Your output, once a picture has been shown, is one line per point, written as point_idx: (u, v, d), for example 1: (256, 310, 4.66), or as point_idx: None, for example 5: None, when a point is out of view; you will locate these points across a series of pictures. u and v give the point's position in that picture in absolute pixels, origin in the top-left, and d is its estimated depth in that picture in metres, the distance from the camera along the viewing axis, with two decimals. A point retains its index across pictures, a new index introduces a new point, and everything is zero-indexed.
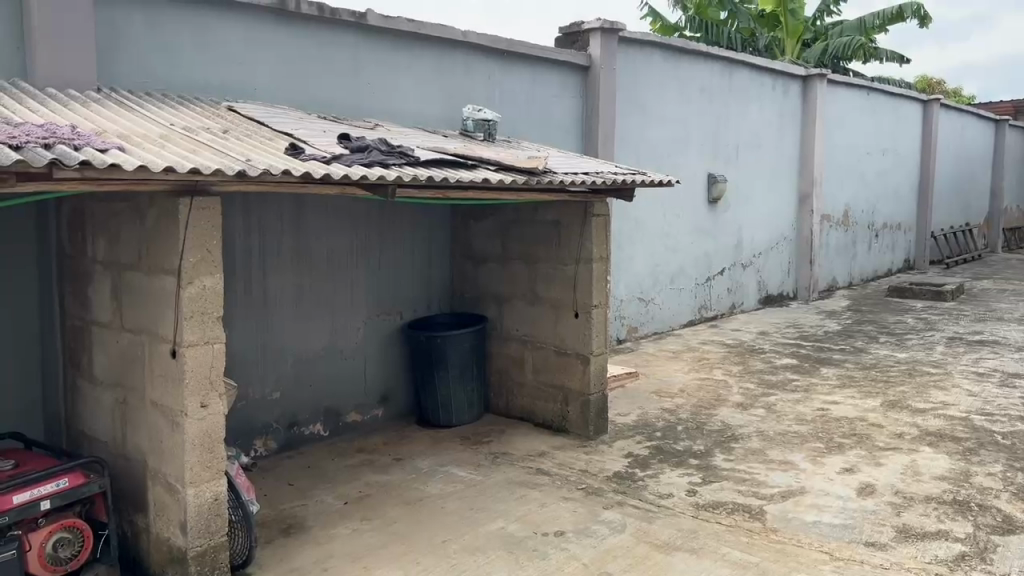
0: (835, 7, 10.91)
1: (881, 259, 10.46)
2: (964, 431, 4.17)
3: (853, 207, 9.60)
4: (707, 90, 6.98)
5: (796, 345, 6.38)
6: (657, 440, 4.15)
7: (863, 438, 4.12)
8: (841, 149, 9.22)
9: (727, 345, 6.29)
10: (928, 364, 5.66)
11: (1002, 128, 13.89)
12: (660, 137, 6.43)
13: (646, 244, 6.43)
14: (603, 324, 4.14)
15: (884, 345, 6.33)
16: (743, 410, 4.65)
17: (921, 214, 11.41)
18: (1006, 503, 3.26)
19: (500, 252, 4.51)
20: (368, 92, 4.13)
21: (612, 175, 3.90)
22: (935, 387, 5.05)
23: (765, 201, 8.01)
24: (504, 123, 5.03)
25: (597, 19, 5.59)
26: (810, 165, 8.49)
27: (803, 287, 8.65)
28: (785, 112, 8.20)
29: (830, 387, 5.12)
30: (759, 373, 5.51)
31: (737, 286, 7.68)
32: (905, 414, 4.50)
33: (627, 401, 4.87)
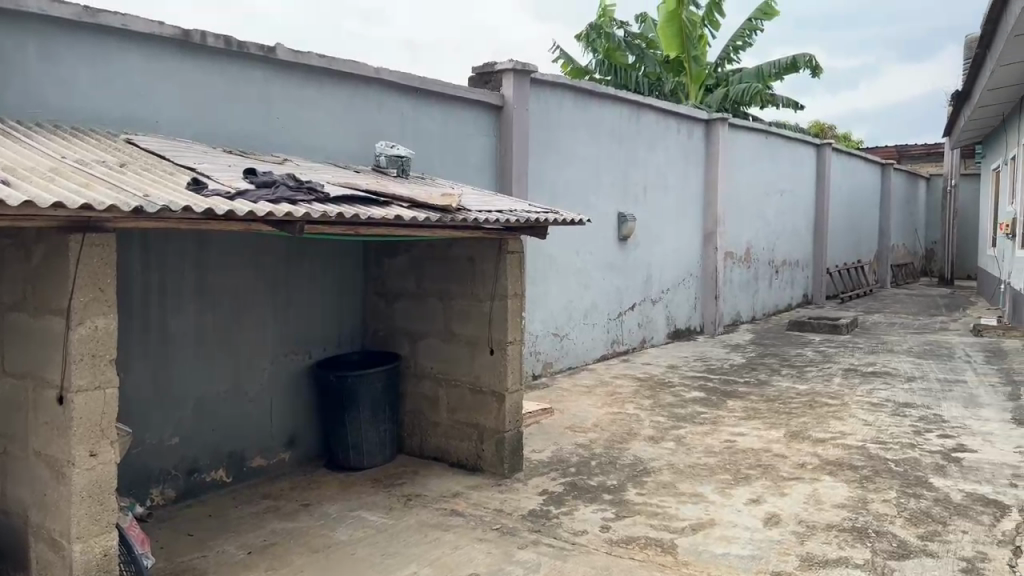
0: (736, 55, 11.51)
1: (781, 294, 10.93)
2: (861, 459, 4.35)
3: (755, 244, 10.03)
4: (617, 131, 7.18)
5: (704, 378, 6.55)
6: (571, 477, 4.15)
7: (768, 469, 4.25)
8: (742, 189, 9.64)
9: (638, 379, 6.40)
10: (827, 395, 5.91)
11: (887, 172, 14.86)
12: (571, 175, 6.55)
13: (559, 279, 6.50)
14: (518, 361, 4.14)
15: (785, 377, 6.58)
16: (655, 444, 4.72)
17: (817, 251, 12.05)
18: (900, 528, 3.40)
19: (413, 289, 4.46)
20: (277, 127, 4.05)
21: (526, 213, 3.94)
22: (833, 417, 5.27)
23: (672, 238, 8.25)
24: (417, 159, 5.02)
25: (509, 61, 5.70)
26: (714, 204, 8.84)
27: (709, 321, 8.92)
28: (690, 153, 8.53)
29: (736, 419, 5.27)
30: (670, 406, 5.62)
31: (647, 321, 7.85)
32: (806, 445, 4.67)
33: (541, 438, 4.87)
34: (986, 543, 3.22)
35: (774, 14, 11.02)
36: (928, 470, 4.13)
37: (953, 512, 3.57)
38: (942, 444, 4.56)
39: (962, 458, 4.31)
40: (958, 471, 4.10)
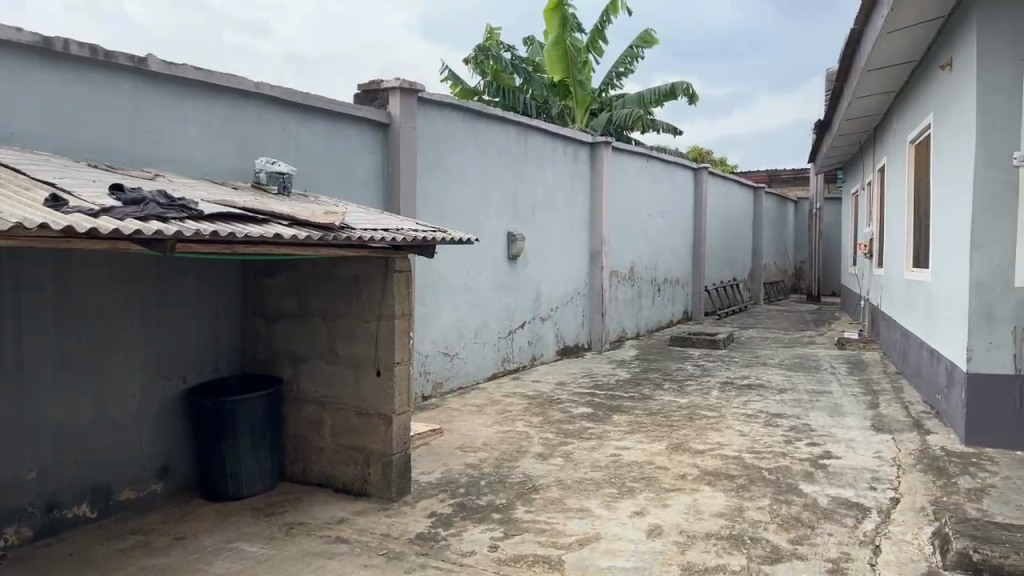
0: (618, 81, 11.91)
1: (663, 310, 11.33)
2: (737, 469, 4.54)
3: (638, 262, 10.38)
4: (505, 152, 7.27)
5: (591, 394, 6.68)
6: (460, 497, 4.13)
7: (651, 481, 4.37)
8: (626, 210, 9.96)
9: (528, 397, 6.46)
10: (706, 407, 6.16)
11: (759, 195, 15.75)
12: (460, 195, 6.58)
13: (449, 298, 6.48)
14: (405, 381, 4.09)
15: (667, 391, 6.80)
16: (543, 460, 4.77)
17: (696, 269, 12.59)
18: (773, 534, 3.57)
19: (295, 309, 4.35)
20: (148, 141, 3.86)
21: (412, 232, 3.91)
22: (712, 429, 5.50)
23: (560, 257, 8.41)
24: (300, 176, 4.90)
25: (396, 79, 5.67)
26: (600, 224, 9.08)
27: (596, 337, 9.14)
28: (577, 175, 8.73)
29: (621, 433, 5.40)
30: (558, 423, 5.69)
31: (536, 338, 7.94)
32: (686, 456, 4.84)
33: (430, 459, 4.81)
34: (849, 544, 3.43)
35: (654, 42, 11.51)
36: (798, 477, 4.37)
37: (821, 516, 3.78)
38: (810, 452, 4.84)
39: (828, 465, 4.58)
40: (824, 477, 4.35)
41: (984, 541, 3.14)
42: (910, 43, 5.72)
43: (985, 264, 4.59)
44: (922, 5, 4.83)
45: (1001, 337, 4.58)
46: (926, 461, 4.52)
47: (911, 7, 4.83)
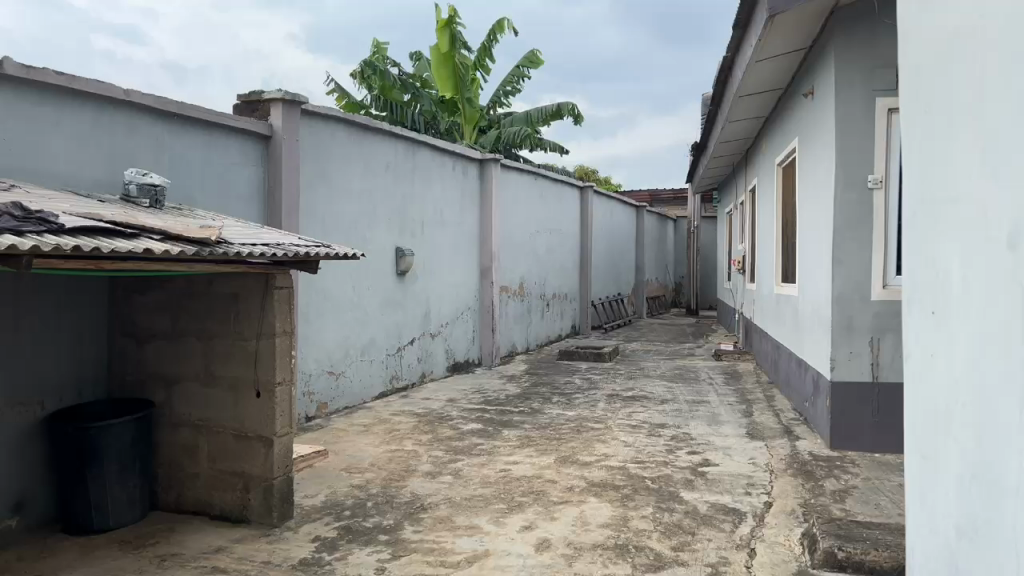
0: (506, 99, 12.09)
1: (552, 325, 11.51)
2: (622, 479, 4.65)
3: (527, 278, 10.51)
4: (393, 167, 7.20)
5: (480, 409, 6.67)
6: (346, 520, 4.02)
7: (539, 495, 4.40)
8: (514, 227, 10.06)
9: (417, 415, 6.38)
10: (592, 420, 6.28)
11: (641, 213, 16.30)
12: (345, 210, 6.45)
13: (334, 315, 6.33)
14: (286, 402, 3.95)
15: (555, 405, 6.88)
16: (432, 479, 4.72)
17: (583, 285, 12.87)
18: (656, 542, 3.67)
19: (168, 329, 4.13)
20: (3, 150, 3.57)
21: (294, 248, 3.79)
22: (598, 440, 5.61)
23: (449, 273, 8.39)
24: (174, 189, 4.68)
25: (278, 90, 5.51)
26: (489, 241, 9.13)
27: (486, 353, 9.17)
28: (465, 193, 8.75)
29: (511, 449, 5.41)
30: (447, 440, 5.65)
31: (426, 355, 7.86)
32: (574, 468, 4.91)
33: (314, 482, 4.66)
34: (727, 549, 3.57)
35: (540, 63, 11.76)
36: (679, 485, 4.52)
37: (700, 522, 3.92)
38: (690, 460, 5.01)
39: (707, 472, 4.76)
40: (704, 484, 4.52)
41: (847, 539, 3.34)
42: (776, 72, 6.09)
43: (846, 279, 4.92)
44: (786, 38, 5.15)
45: (860, 346, 4.91)
46: (796, 465, 4.77)
47: (776, 40, 5.15)
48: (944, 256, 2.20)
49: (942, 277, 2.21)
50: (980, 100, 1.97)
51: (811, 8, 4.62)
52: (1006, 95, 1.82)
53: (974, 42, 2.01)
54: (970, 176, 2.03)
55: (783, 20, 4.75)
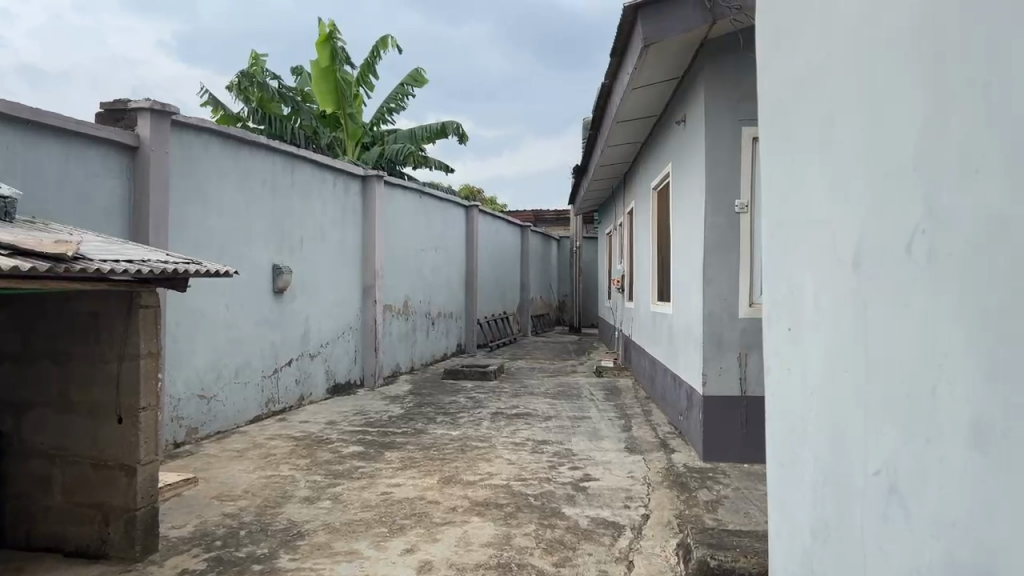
0: (391, 116, 12.04)
1: (437, 344, 11.47)
2: (505, 497, 4.66)
3: (412, 297, 10.42)
4: (271, 182, 6.98)
5: (362, 431, 6.53)
6: (217, 551, 3.81)
7: (421, 516, 4.34)
8: (399, 244, 9.96)
9: (295, 438, 6.16)
10: (476, 439, 6.27)
11: (526, 233, 16.55)
12: (219, 226, 6.20)
13: (206, 335, 6.04)
14: (152, 428, 3.71)
15: (440, 424, 6.83)
16: (310, 504, 4.56)
17: (469, 303, 12.90)
18: (538, 559, 3.70)
19: (18, 351, 3.82)
20: None
21: (162, 264, 3.60)
22: (482, 459, 5.60)
23: (330, 292, 8.20)
24: (27, 201, 4.36)
25: (146, 99, 5.23)
26: (371, 258, 8.99)
27: (369, 373, 9.01)
28: (347, 210, 8.58)
29: (393, 470, 5.32)
30: (325, 464, 5.48)
31: (305, 376, 7.62)
32: (457, 488, 4.88)
33: (182, 512, 4.40)
34: (607, 562, 3.65)
35: (424, 81, 11.78)
36: (560, 501, 4.57)
37: (581, 537, 3.98)
38: (571, 476, 5.09)
39: (588, 487, 4.85)
40: (584, 499, 4.60)
41: (718, 548, 3.47)
42: (651, 99, 6.35)
43: (716, 298, 5.16)
44: (660, 67, 5.38)
45: (730, 361, 5.16)
46: (672, 477, 4.95)
47: (650, 68, 5.38)
48: (799, 276, 2.34)
49: (796, 296, 2.37)
50: (828, 132, 2.13)
51: (683, 40, 4.85)
52: (850, 130, 1.98)
53: (822, 78, 2.17)
54: (820, 202, 2.18)
55: (657, 50, 4.97)
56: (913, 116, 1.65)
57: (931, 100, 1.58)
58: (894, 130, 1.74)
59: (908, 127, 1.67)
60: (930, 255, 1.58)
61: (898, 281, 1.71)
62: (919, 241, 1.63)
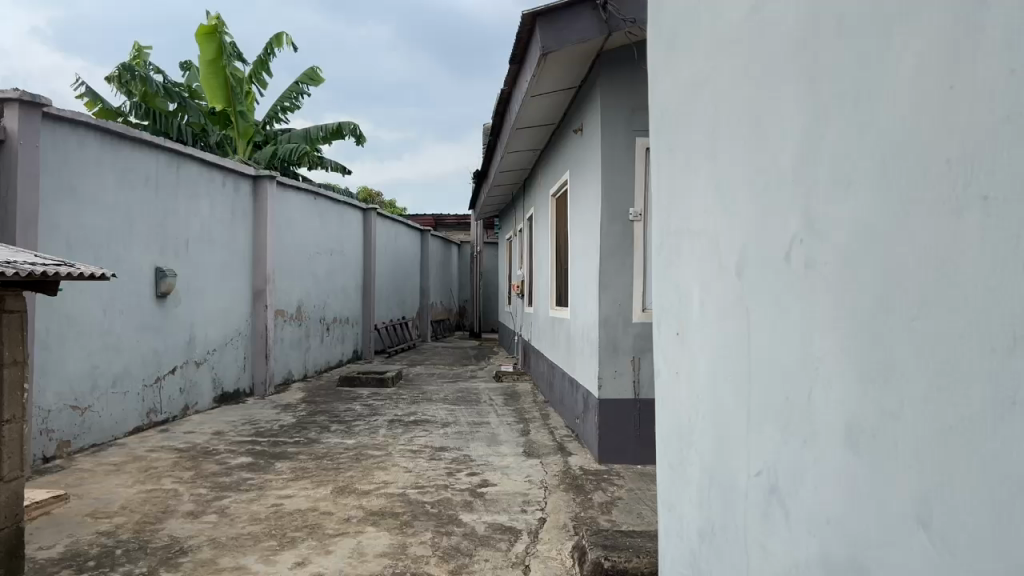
0: (284, 115, 11.72)
1: (332, 350, 11.21)
2: (401, 506, 4.58)
3: (305, 302, 10.14)
4: (154, 180, 6.63)
5: (251, 441, 6.27)
6: (89, 572, 3.56)
7: (313, 528, 4.20)
8: (292, 248, 9.68)
9: (178, 450, 5.86)
10: (372, 447, 6.14)
11: (425, 238, 16.46)
12: (96, 226, 5.84)
13: (80, 342, 5.67)
14: (17, 442, 3.43)
15: (334, 433, 6.65)
16: (194, 519, 4.34)
17: (365, 309, 12.68)
18: (434, 567, 3.64)
19: None
20: None
21: (30, 266, 3.35)
22: (377, 468, 5.49)
23: (217, 296, 7.87)
24: None
25: (13, 89, 4.87)
26: (262, 262, 8.69)
27: (259, 381, 8.68)
28: (236, 210, 8.26)
29: (283, 481, 5.13)
30: (211, 476, 5.23)
31: (189, 385, 7.27)
32: (352, 498, 4.76)
33: (51, 531, 4.09)
34: (503, 568, 3.63)
35: (320, 80, 11.53)
36: (458, 508, 4.53)
37: (478, 543, 3.96)
38: (469, 482, 5.06)
39: (485, 492, 4.83)
40: (482, 505, 4.57)
41: (612, 550, 3.52)
42: (548, 107, 6.43)
43: (611, 303, 5.26)
44: (558, 75, 5.46)
45: (623, 366, 5.26)
46: (568, 480, 5.00)
47: (548, 76, 5.44)
48: (685, 284, 2.41)
49: (683, 302, 2.44)
50: (713, 144, 2.20)
51: (579, 50, 4.93)
52: (734, 141, 2.05)
53: (707, 91, 2.25)
54: (706, 212, 2.25)
55: (555, 59, 5.03)
56: (791, 132, 1.73)
57: (807, 116, 1.65)
58: (774, 143, 1.81)
59: (787, 142, 1.75)
60: (807, 263, 1.65)
61: (777, 287, 1.78)
62: (797, 250, 1.70)
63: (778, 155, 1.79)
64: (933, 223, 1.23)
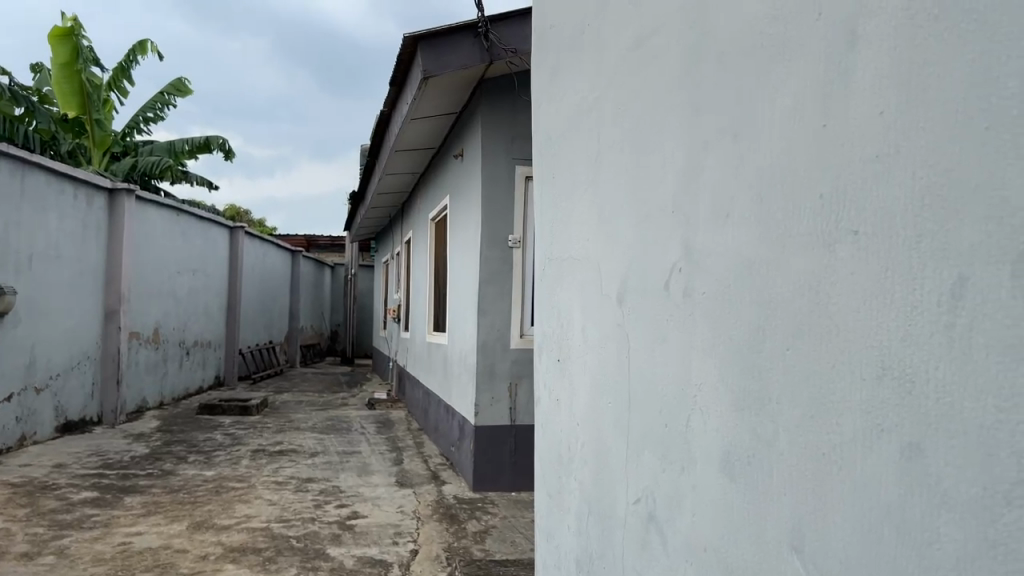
0: (146, 125, 11.06)
1: (192, 376, 10.58)
2: (264, 541, 4.32)
3: (163, 324, 9.52)
4: None
5: (98, 475, 5.76)
6: None
7: (165, 568, 3.87)
8: (151, 266, 9.09)
9: (11, 485, 5.28)
10: (234, 479, 5.79)
11: (297, 259, 15.96)
12: None
13: None
14: None
15: (192, 464, 6.23)
16: (29, 562, 3.90)
17: (230, 332, 12.08)
18: None
19: None
20: None
21: None
22: (239, 501, 5.16)
23: (64, 315, 7.24)
24: None
25: None
26: (117, 280, 8.10)
27: (108, 409, 8.03)
28: (89, 224, 7.66)
29: (133, 518, 4.73)
30: (49, 514, 4.73)
31: (28, 412, 6.62)
32: (210, 534, 4.44)
33: None
34: None
35: (187, 92, 10.98)
36: (325, 542, 4.32)
37: None
38: (337, 514, 4.85)
39: (354, 525, 4.64)
40: (351, 538, 4.38)
41: None
42: (428, 132, 6.40)
43: (489, 329, 5.23)
44: (440, 100, 5.44)
45: (500, 392, 5.24)
46: (441, 510, 4.89)
47: (430, 100, 5.41)
48: (567, 311, 2.41)
49: (565, 328, 2.43)
50: (595, 173, 2.22)
51: (461, 76, 4.93)
52: (616, 170, 2.08)
53: (590, 120, 2.28)
54: (588, 238, 2.26)
55: (437, 83, 5.00)
56: (672, 163, 1.76)
57: (688, 148, 1.69)
58: (655, 173, 1.84)
59: (669, 172, 1.77)
60: (686, 292, 1.67)
61: (657, 315, 1.80)
62: (677, 279, 1.72)
63: (661, 185, 1.81)
64: (809, 256, 1.26)
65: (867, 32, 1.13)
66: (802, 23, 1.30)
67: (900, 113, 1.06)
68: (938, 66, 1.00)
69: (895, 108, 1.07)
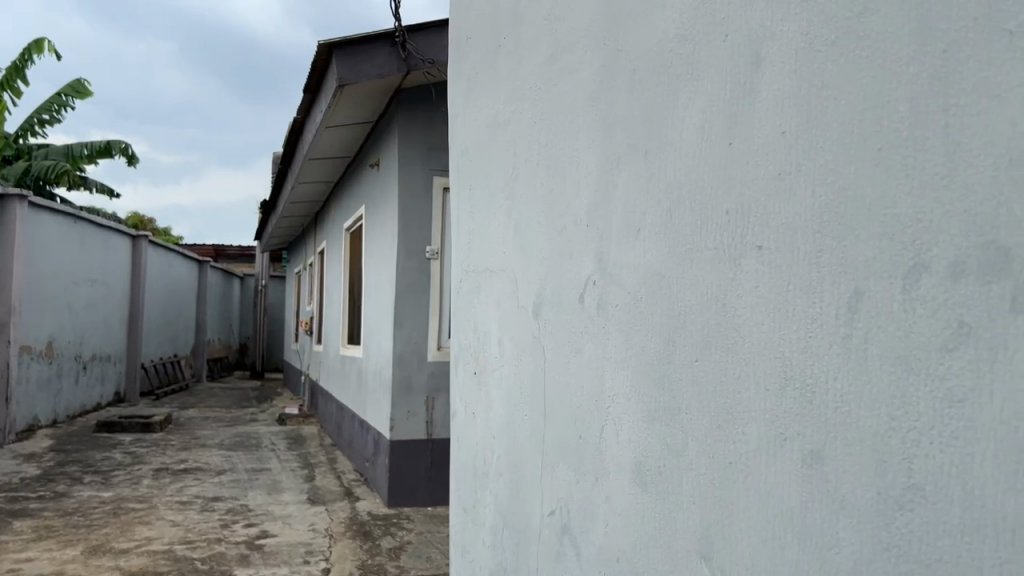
0: (41, 128, 10.48)
1: (88, 392, 10.03)
2: (166, 564, 4.11)
3: (58, 337, 9.01)
4: None
5: None
6: None
7: None
8: (45, 276, 8.59)
9: None
10: (134, 500, 5.51)
11: (204, 270, 15.40)
12: None
13: None
14: None
15: (87, 486, 5.89)
16: None
17: (131, 345, 11.53)
18: None
19: None
20: None
21: None
22: (139, 523, 4.91)
23: None
24: None
25: None
26: (6, 291, 7.62)
27: None
28: None
29: (22, 543, 4.43)
30: None
31: None
32: (107, 559, 4.20)
33: None
34: None
35: (87, 94, 10.47)
36: (232, 563, 4.15)
37: None
38: (245, 534, 4.68)
39: (263, 545, 4.48)
40: (259, 559, 4.23)
41: None
42: (343, 141, 6.30)
43: (405, 341, 5.16)
44: (355, 109, 5.37)
45: (417, 405, 5.17)
46: (355, 527, 4.79)
47: (345, 109, 5.32)
48: (483, 323, 2.41)
49: (481, 339, 2.43)
50: (511, 185, 2.23)
51: (377, 85, 4.87)
52: (531, 183, 2.09)
53: (506, 133, 2.29)
54: (504, 250, 2.27)
55: (352, 92, 4.93)
56: (586, 177, 1.78)
57: (601, 162, 1.71)
58: (570, 186, 1.86)
59: (582, 186, 1.80)
60: (600, 304, 1.69)
61: (572, 326, 1.82)
62: (590, 291, 1.74)
63: (575, 199, 1.83)
64: (715, 269, 1.30)
65: (770, 54, 1.18)
66: (709, 45, 1.34)
67: (802, 134, 1.10)
68: (835, 89, 1.04)
69: (796, 129, 1.11)
